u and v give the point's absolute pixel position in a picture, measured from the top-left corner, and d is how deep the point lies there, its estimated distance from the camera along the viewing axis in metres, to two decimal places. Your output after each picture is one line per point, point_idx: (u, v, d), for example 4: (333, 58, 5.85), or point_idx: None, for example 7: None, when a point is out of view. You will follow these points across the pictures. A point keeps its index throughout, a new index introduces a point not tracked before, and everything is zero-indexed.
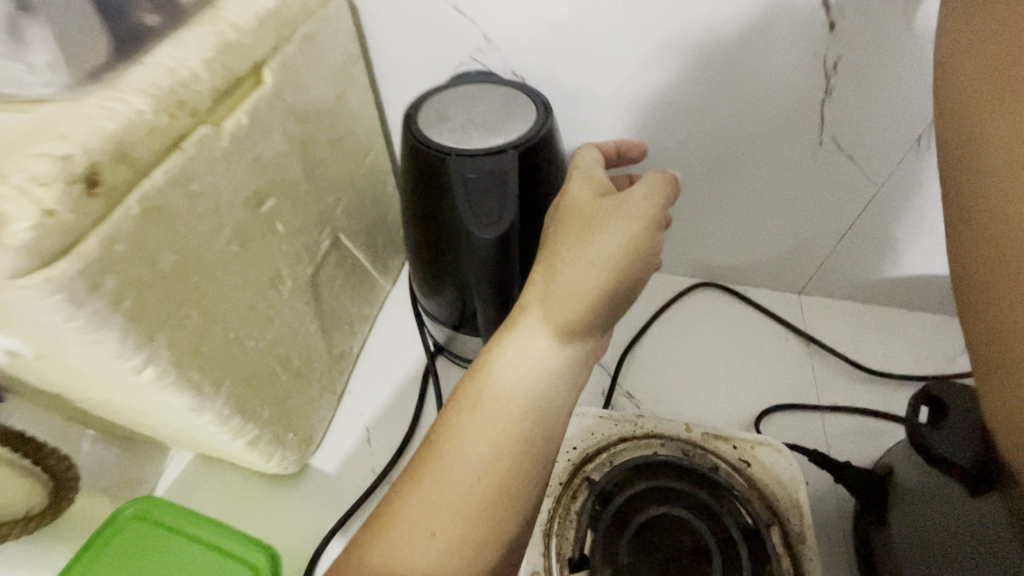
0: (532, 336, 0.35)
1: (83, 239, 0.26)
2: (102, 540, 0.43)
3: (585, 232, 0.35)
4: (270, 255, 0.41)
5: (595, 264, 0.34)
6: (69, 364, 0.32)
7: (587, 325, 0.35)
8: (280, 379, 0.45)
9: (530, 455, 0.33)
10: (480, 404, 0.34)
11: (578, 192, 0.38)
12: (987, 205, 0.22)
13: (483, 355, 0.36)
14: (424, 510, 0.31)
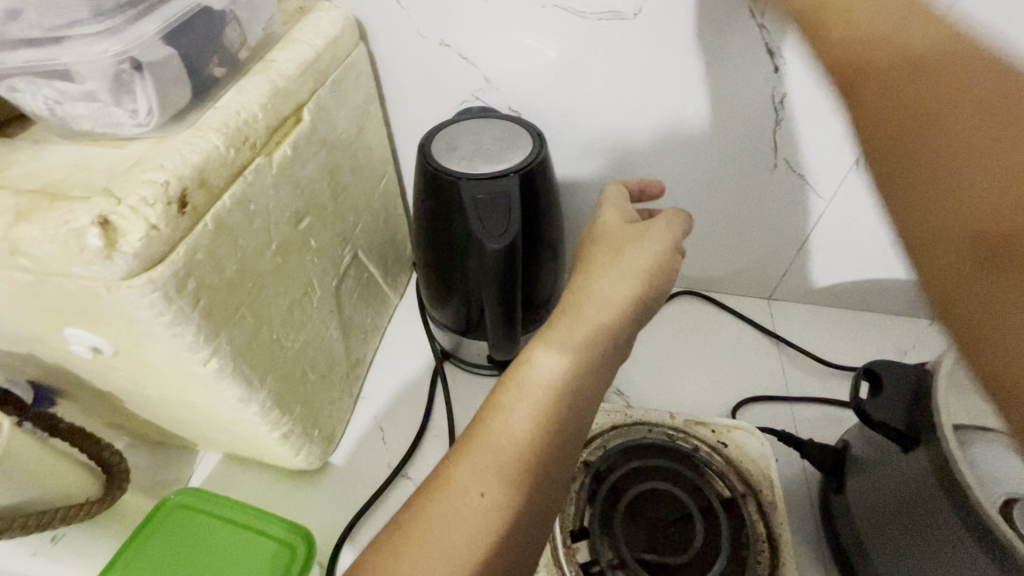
0: (574, 325, 0.41)
1: (174, 248, 0.32)
2: (151, 526, 0.47)
3: (617, 252, 0.45)
4: (304, 267, 0.47)
5: (627, 277, 0.43)
6: (144, 358, 0.37)
7: (618, 322, 0.42)
8: (309, 378, 0.51)
9: (565, 428, 0.38)
10: (525, 385, 0.39)
11: (608, 221, 0.48)
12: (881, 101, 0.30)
13: (527, 349, 0.41)
14: (474, 473, 0.36)
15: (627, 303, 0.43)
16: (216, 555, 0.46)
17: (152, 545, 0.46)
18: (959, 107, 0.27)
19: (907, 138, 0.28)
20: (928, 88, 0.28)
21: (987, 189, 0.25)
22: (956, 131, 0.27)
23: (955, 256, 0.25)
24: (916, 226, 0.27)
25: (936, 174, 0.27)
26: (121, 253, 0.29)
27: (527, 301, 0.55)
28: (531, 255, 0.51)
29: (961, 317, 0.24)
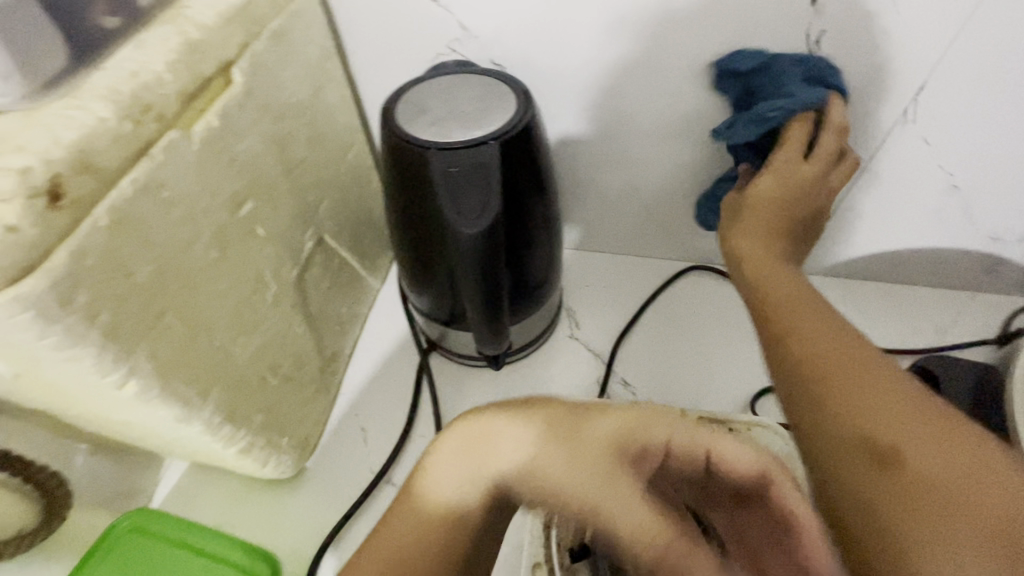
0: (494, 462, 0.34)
1: (50, 254, 0.25)
2: (100, 554, 0.43)
3: (579, 431, 0.35)
4: (252, 259, 0.40)
5: (587, 466, 0.34)
6: (50, 381, 0.31)
7: (560, 496, 0.34)
8: (270, 385, 0.44)
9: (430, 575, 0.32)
10: (412, 499, 0.34)
11: (606, 427, 0.35)
12: (797, 344, 0.31)
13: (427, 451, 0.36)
14: None
15: (581, 492, 0.34)
16: None
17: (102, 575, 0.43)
18: (814, 328, 0.32)
19: (826, 392, 0.28)
20: (795, 313, 0.34)
21: (856, 405, 0.27)
22: (813, 351, 0.30)
23: (855, 473, 0.26)
24: (791, 391, 0.30)
25: (810, 381, 0.29)
26: None
27: (517, 287, 0.48)
28: (519, 234, 0.44)
29: (861, 522, 0.25)
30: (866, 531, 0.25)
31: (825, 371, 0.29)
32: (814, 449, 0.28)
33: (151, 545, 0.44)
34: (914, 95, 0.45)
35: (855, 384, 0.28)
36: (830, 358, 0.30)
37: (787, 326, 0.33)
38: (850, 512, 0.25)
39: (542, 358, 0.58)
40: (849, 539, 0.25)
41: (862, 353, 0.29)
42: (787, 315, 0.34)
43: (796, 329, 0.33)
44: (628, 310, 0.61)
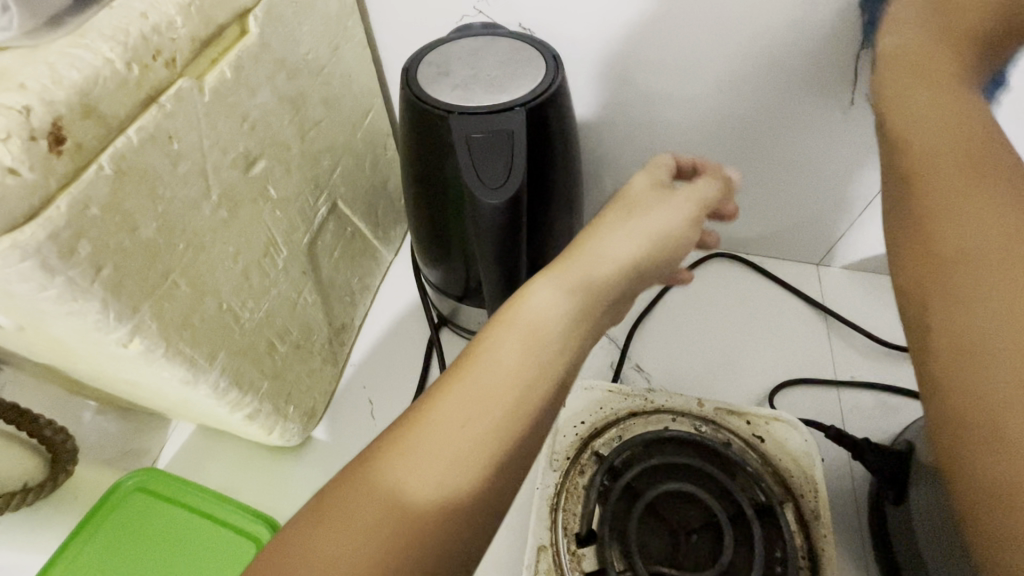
0: (482, 374, 0.27)
1: (51, 201, 0.24)
2: (105, 510, 0.44)
3: (393, 446, 0.25)
4: (262, 221, 0.38)
5: (446, 443, 0.25)
6: (53, 336, 0.30)
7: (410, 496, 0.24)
8: (276, 352, 0.43)
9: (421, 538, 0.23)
10: (369, 482, 0.24)
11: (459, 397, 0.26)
12: (953, 216, 0.22)
13: (353, 471, 0.25)
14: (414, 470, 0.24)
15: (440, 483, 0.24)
16: (181, 544, 0.43)
17: (108, 529, 0.43)
18: (995, 191, 0.22)
19: (970, 296, 0.21)
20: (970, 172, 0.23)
21: None
22: (983, 239, 0.21)
23: (1022, 394, 0.19)
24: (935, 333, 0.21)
25: (951, 281, 0.22)
26: None
27: (534, 270, 0.46)
28: (539, 210, 0.42)
29: (979, 432, 0.19)
30: (954, 415, 0.20)
31: (977, 261, 0.21)
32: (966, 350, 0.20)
33: (155, 504, 0.44)
34: None
35: None
36: (1014, 267, 0.20)
37: (959, 189, 0.23)
38: (954, 402, 0.20)
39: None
40: (939, 419, 0.21)
41: None
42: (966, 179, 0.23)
43: (968, 221, 0.22)
44: (645, 296, 0.59)
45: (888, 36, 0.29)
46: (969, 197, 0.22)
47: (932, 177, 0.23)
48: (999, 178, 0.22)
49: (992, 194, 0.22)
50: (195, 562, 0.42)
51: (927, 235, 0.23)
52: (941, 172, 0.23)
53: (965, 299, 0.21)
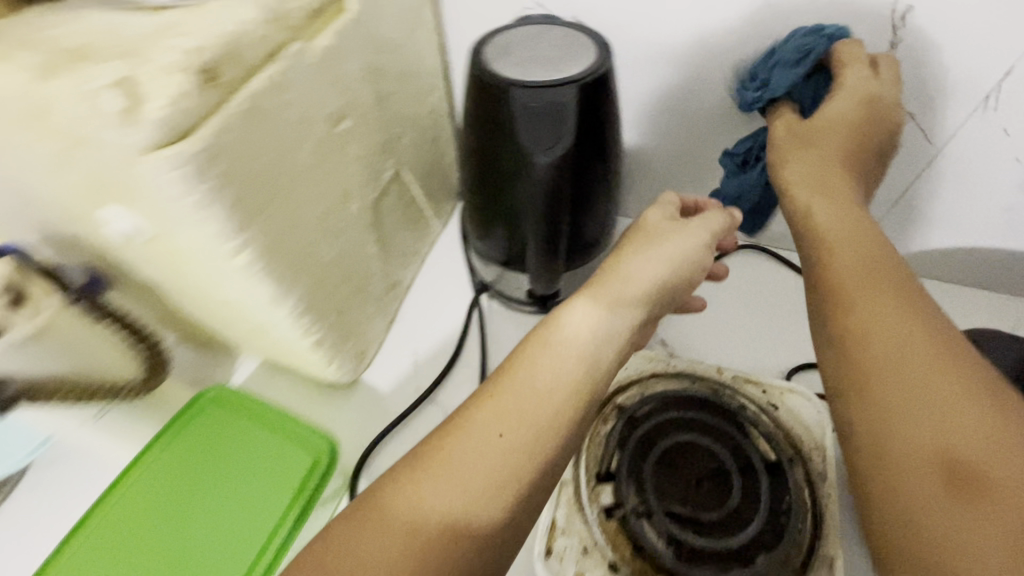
0: (522, 397, 0.35)
1: (201, 124, 0.30)
2: (187, 416, 0.51)
3: (441, 456, 0.33)
4: (342, 173, 0.45)
5: (478, 462, 0.33)
6: (178, 245, 0.37)
7: (449, 490, 0.32)
8: (342, 292, 0.50)
9: (440, 548, 0.30)
10: (416, 486, 0.32)
11: (487, 421, 0.34)
12: (868, 340, 0.32)
13: (391, 486, 0.32)
14: (433, 493, 0.32)
15: (465, 477, 0.32)
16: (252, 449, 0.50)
17: (190, 431, 0.50)
18: (889, 313, 0.32)
19: (887, 405, 0.30)
20: (868, 293, 0.34)
21: (933, 426, 0.28)
22: (894, 354, 0.31)
23: (924, 484, 0.28)
24: (869, 445, 0.30)
25: (877, 399, 0.30)
26: (145, 121, 0.28)
27: (574, 237, 0.51)
28: (584, 179, 0.47)
29: (913, 551, 0.27)
30: (900, 534, 0.28)
31: (889, 386, 0.30)
32: (876, 446, 0.30)
33: (231, 415, 0.51)
34: (999, 81, 0.44)
35: (948, 415, 0.28)
36: (913, 389, 0.29)
37: (861, 312, 0.33)
38: (894, 523, 0.29)
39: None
40: (886, 528, 0.29)
41: (943, 362, 0.30)
42: (872, 297, 0.33)
43: (871, 340, 0.32)
44: None
45: (795, 162, 0.44)
46: (879, 328, 0.32)
47: (857, 296, 0.34)
48: (909, 307, 0.32)
49: (881, 316, 0.32)
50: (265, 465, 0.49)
51: (851, 360, 0.32)
52: (859, 296, 0.34)
53: (883, 409, 0.30)
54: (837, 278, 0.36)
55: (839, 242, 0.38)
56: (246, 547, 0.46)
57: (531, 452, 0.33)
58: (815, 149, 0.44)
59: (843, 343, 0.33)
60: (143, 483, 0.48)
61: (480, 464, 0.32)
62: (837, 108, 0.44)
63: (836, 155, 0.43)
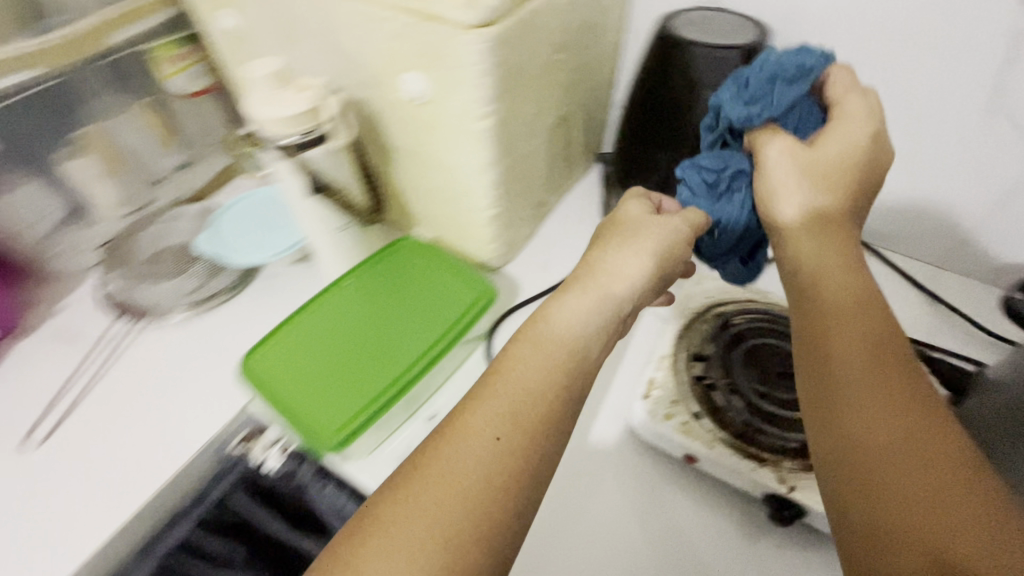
0: (511, 385, 0.40)
1: (502, 20, 0.47)
2: (388, 252, 0.66)
3: (432, 467, 0.37)
4: (546, 93, 0.61)
5: (472, 462, 0.36)
6: (444, 108, 0.54)
7: (447, 498, 0.35)
8: (517, 186, 0.66)
9: (453, 547, 0.34)
10: (413, 495, 0.35)
11: (474, 418, 0.38)
12: (852, 417, 0.36)
13: (388, 506, 0.35)
14: (430, 506, 0.35)
15: (462, 486, 0.36)
16: (431, 282, 0.63)
17: (387, 262, 0.65)
18: (873, 389, 0.36)
19: (867, 480, 0.33)
20: (859, 368, 0.37)
21: (907, 498, 0.32)
22: (872, 433, 0.34)
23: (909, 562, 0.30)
24: (855, 516, 0.33)
25: (859, 473, 0.34)
26: (479, 8, 0.45)
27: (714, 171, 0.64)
28: None
29: None
30: None
31: (870, 463, 0.34)
32: (845, 514, 0.34)
33: (419, 258, 0.65)
34: None
35: (923, 490, 0.31)
36: (889, 466, 0.33)
37: (849, 391, 0.36)
38: None
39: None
40: None
41: (917, 435, 0.33)
42: (858, 375, 0.37)
43: (856, 416, 0.35)
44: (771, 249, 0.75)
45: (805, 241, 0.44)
46: (860, 403, 0.36)
47: (844, 371, 0.37)
48: (891, 380, 0.36)
49: (866, 393, 0.36)
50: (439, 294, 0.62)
51: (837, 435, 0.36)
52: (848, 374, 0.37)
53: (865, 483, 0.33)
54: (829, 351, 0.39)
55: (840, 327, 0.39)
56: (439, 321, 0.59)
57: (517, 461, 0.37)
58: (806, 185, 0.45)
59: (831, 420, 0.37)
60: (345, 293, 0.62)
61: (467, 473, 0.36)
62: (847, 143, 0.46)
63: (827, 216, 0.45)
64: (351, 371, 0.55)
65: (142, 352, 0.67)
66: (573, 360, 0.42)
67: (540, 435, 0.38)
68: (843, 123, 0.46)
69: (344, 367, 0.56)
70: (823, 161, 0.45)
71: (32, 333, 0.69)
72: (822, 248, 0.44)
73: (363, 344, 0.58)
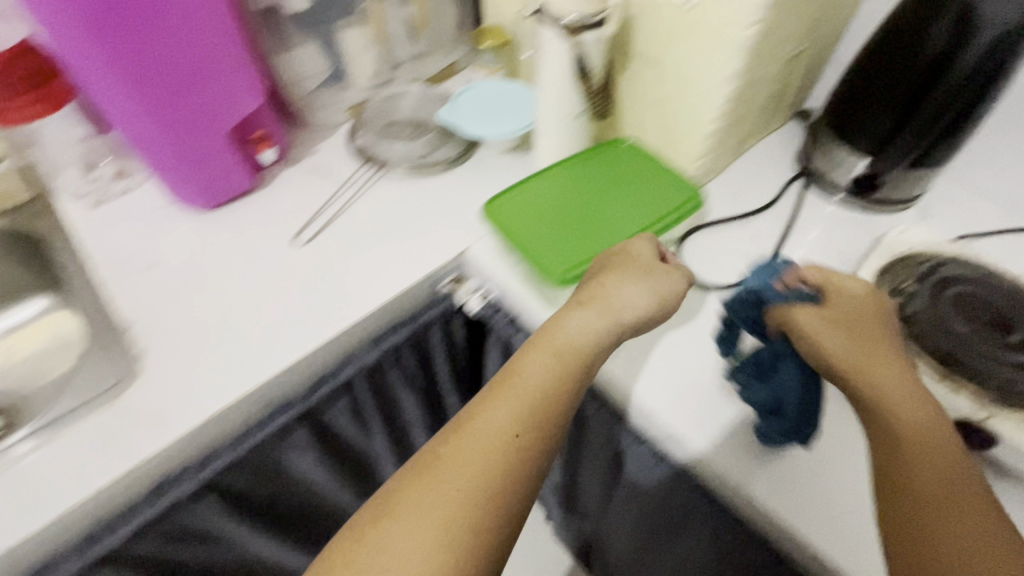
0: (519, 383, 0.50)
1: None
2: (614, 142, 0.71)
3: (439, 462, 0.46)
4: (797, 23, 0.65)
5: (479, 452, 0.46)
6: (713, 15, 0.60)
7: (453, 490, 0.44)
8: (740, 110, 0.70)
9: (461, 520, 0.43)
10: (427, 478, 0.45)
11: (486, 418, 0.48)
12: (934, 534, 0.42)
13: (400, 495, 0.44)
14: (436, 493, 0.44)
15: (463, 477, 0.45)
16: (647, 178, 0.68)
17: (612, 151, 0.71)
18: (952, 512, 0.42)
19: None
20: (935, 493, 0.43)
21: None
22: (956, 551, 0.41)
23: None
24: None
25: None
26: None
27: (959, 114, 0.64)
28: (992, 68, 0.60)
29: None
30: None
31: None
32: None
33: (641, 155, 0.70)
34: None
35: None
36: None
37: (921, 511, 0.43)
38: None
39: (879, 222, 0.77)
40: None
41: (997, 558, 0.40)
42: (941, 497, 0.43)
43: (929, 527, 0.42)
44: (968, 228, 0.75)
45: (833, 341, 0.51)
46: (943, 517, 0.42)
47: (923, 495, 0.43)
48: (967, 505, 0.43)
49: (948, 512, 0.42)
50: (652, 189, 0.67)
51: (911, 551, 0.42)
52: (923, 497, 0.43)
53: None
54: (907, 472, 0.45)
55: (913, 465, 0.45)
56: (655, 211, 0.65)
57: (528, 456, 0.47)
58: (845, 338, 0.51)
59: (908, 530, 0.43)
60: (574, 167, 0.69)
61: (479, 466, 0.45)
62: (850, 289, 0.55)
63: (849, 325, 0.52)
64: (569, 229, 0.63)
65: (380, 193, 0.79)
66: (581, 366, 0.52)
67: (539, 431, 0.48)
68: (833, 294, 0.55)
69: (566, 233, 0.63)
70: (835, 303, 0.54)
71: (294, 165, 0.83)
72: (867, 377, 0.49)
73: (584, 215, 0.64)
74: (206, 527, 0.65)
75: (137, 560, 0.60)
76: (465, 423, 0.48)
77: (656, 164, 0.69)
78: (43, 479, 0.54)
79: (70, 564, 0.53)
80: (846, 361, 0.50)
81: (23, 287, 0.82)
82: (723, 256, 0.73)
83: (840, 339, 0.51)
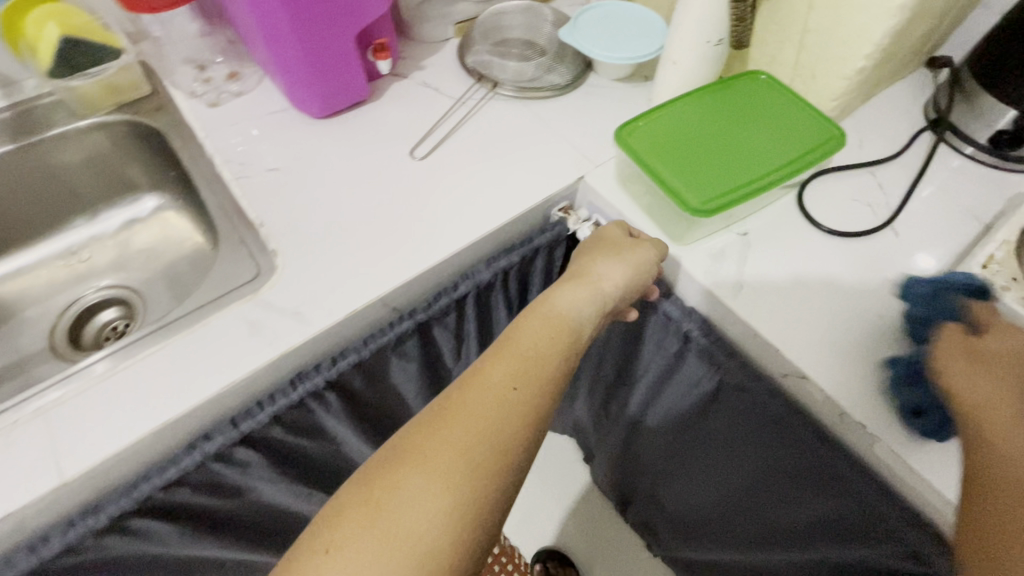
0: (516, 342, 0.52)
1: None
2: (747, 74, 0.69)
3: (439, 422, 0.46)
4: None
5: (483, 405, 0.47)
6: None
7: (464, 448, 0.44)
8: (889, 50, 0.66)
9: (479, 474, 0.43)
10: (433, 439, 0.44)
11: (485, 379, 0.49)
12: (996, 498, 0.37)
13: (399, 465, 0.43)
14: (440, 457, 0.43)
15: (471, 436, 0.45)
16: (784, 111, 0.65)
17: (745, 83, 0.68)
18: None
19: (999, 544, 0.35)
20: (1017, 465, 0.37)
21: None
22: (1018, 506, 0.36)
23: None
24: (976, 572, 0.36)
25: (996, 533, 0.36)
26: None
27: None
28: None
29: None
30: None
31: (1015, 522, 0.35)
32: None
33: (776, 89, 0.68)
34: None
35: None
36: None
37: (1002, 462, 0.38)
38: None
39: (1019, 180, 0.73)
40: None
41: None
42: (1017, 451, 0.38)
43: (997, 493, 0.37)
44: None
45: (947, 364, 0.45)
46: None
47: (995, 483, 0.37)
48: None
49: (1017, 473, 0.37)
50: (790, 122, 0.64)
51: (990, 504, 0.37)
52: (988, 432, 0.40)
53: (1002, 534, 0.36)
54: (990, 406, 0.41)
55: (983, 408, 0.41)
56: (790, 150, 0.62)
57: (526, 412, 0.48)
58: (951, 347, 0.46)
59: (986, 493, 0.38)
60: (706, 96, 0.67)
61: (484, 418, 0.46)
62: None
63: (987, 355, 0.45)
64: (703, 155, 0.61)
65: (493, 115, 0.78)
66: (573, 325, 0.56)
67: (538, 380, 0.50)
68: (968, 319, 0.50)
69: (700, 159, 0.61)
70: (988, 355, 0.45)
71: (405, 78, 0.82)
72: (976, 368, 0.44)
73: (715, 149, 0.62)
74: (321, 421, 0.69)
75: (264, 444, 0.64)
76: (471, 380, 0.49)
77: (792, 98, 0.67)
78: (169, 367, 0.55)
79: (218, 440, 0.56)
80: (946, 361, 0.46)
81: (139, 180, 0.84)
82: (847, 202, 0.71)
83: (992, 387, 0.42)
